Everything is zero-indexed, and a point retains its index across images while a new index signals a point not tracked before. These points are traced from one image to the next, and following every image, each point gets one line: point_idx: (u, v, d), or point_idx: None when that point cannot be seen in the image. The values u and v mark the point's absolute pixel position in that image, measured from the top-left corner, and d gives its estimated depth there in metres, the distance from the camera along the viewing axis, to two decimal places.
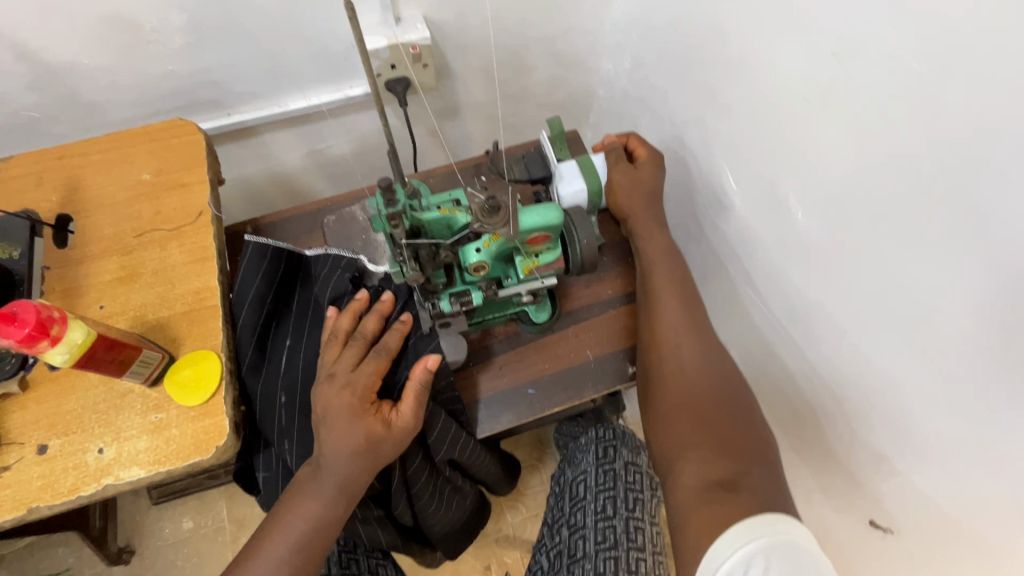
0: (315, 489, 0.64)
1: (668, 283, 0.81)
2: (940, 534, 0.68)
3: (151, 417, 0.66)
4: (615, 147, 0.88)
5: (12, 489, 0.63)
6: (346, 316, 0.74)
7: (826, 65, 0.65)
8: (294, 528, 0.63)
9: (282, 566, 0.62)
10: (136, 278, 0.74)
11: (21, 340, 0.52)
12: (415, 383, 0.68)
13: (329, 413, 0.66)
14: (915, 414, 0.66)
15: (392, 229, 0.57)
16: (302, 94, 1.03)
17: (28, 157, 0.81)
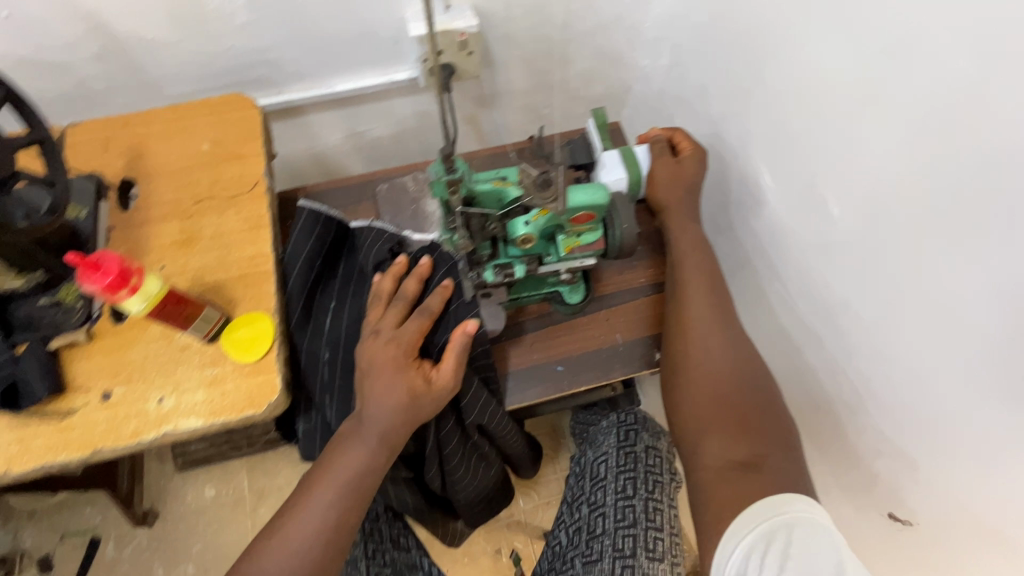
0: (358, 441, 0.67)
1: (699, 271, 0.83)
2: (963, 524, 0.69)
3: (207, 371, 0.70)
4: (658, 139, 0.91)
5: (78, 432, 0.67)
6: (389, 278, 0.77)
7: (873, 63, 0.67)
8: (338, 475, 0.66)
9: (331, 509, 0.65)
10: (195, 242, 0.78)
11: (104, 287, 0.58)
12: (456, 345, 0.71)
13: (374, 367, 0.69)
14: (940, 407, 0.67)
15: (450, 196, 0.61)
16: (350, 76, 1.07)
17: (95, 124, 0.85)
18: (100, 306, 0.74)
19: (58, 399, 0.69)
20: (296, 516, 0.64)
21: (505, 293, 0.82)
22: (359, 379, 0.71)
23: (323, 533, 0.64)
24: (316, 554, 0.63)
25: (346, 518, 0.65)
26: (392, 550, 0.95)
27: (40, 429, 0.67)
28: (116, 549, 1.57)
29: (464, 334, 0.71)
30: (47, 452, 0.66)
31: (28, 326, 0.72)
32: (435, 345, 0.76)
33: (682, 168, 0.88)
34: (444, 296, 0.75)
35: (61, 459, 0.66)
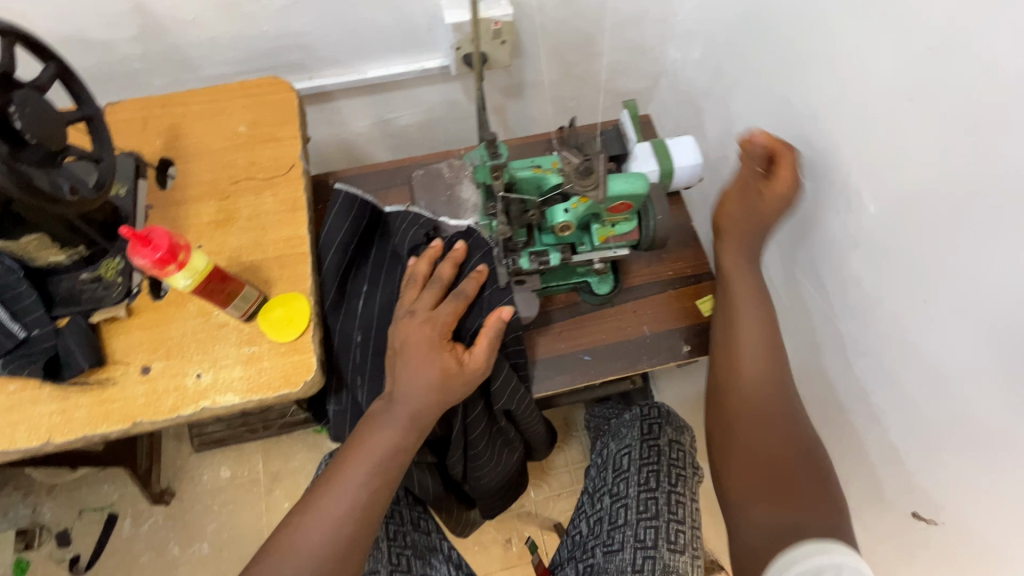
0: (389, 420, 0.68)
1: (757, 316, 0.81)
2: (990, 523, 0.68)
3: (245, 349, 0.71)
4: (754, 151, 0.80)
5: (118, 404, 0.69)
6: (424, 261, 0.77)
7: (919, 58, 0.66)
8: (369, 453, 0.67)
9: (362, 487, 0.66)
10: (232, 222, 0.79)
11: (154, 262, 0.60)
12: (490, 333, 0.72)
13: (407, 347, 0.70)
14: (967, 406, 0.67)
15: (494, 180, 0.65)
16: (382, 63, 1.07)
17: (134, 103, 0.86)
18: (139, 283, 0.75)
19: (98, 371, 0.70)
20: (327, 492, 0.65)
21: (540, 280, 0.83)
22: (393, 358, 0.72)
23: (355, 509, 0.65)
24: (348, 530, 0.64)
25: (378, 494, 0.66)
26: (413, 531, 0.95)
27: (81, 400, 0.69)
28: (134, 525, 1.57)
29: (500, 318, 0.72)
30: (88, 422, 0.68)
31: (69, 300, 0.73)
32: (469, 327, 0.76)
33: (783, 200, 0.78)
34: (480, 279, 0.75)
35: (101, 430, 0.68)
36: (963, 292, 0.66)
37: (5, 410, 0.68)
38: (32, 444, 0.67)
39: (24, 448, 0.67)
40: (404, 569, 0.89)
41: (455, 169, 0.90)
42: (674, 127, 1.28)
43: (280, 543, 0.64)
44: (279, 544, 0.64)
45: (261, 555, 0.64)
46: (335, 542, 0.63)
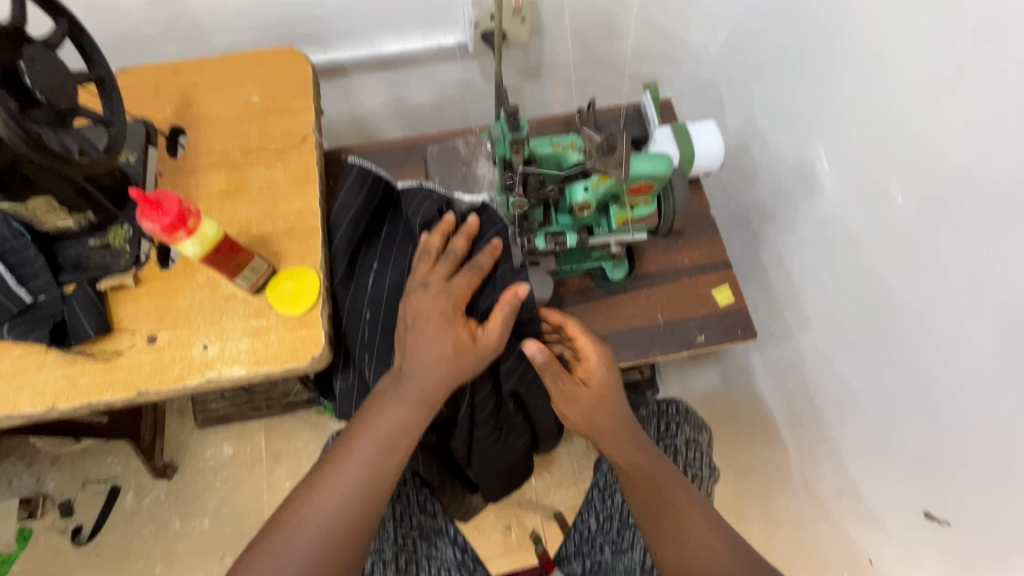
0: (397, 397, 0.66)
1: (616, 442, 0.74)
2: (990, 529, 0.66)
3: (252, 322, 0.70)
4: (548, 366, 0.72)
5: (124, 372, 0.68)
6: (437, 235, 0.75)
7: (960, 42, 0.65)
8: (378, 429, 0.65)
9: (370, 465, 0.64)
10: (242, 193, 0.77)
11: (163, 227, 0.59)
12: (502, 313, 0.69)
13: (419, 321, 0.68)
14: (983, 403, 0.65)
15: (512, 155, 0.63)
16: (398, 38, 1.05)
17: (146, 69, 0.85)
18: (146, 251, 0.74)
19: (104, 339, 0.69)
20: (334, 469, 0.63)
21: (556, 261, 0.83)
22: (405, 332, 0.70)
23: (361, 487, 0.63)
24: (355, 508, 0.62)
25: (386, 471, 0.64)
26: (420, 514, 0.94)
27: (86, 367, 0.68)
28: (136, 498, 1.58)
29: (514, 298, 0.70)
30: (93, 390, 0.67)
31: (77, 266, 0.72)
32: (483, 302, 0.75)
33: (598, 399, 0.74)
34: (495, 252, 0.74)
35: (107, 398, 0.67)
36: (983, 287, 0.64)
37: (9, 374, 0.67)
38: (36, 410, 0.66)
39: (28, 413, 0.66)
40: (409, 550, 0.90)
41: (472, 146, 0.89)
42: (693, 114, 1.25)
43: (285, 520, 0.61)
44: (285, 521, 0.61)
45: (266, 531, 0.62)
46: (343, 519, 0.61)
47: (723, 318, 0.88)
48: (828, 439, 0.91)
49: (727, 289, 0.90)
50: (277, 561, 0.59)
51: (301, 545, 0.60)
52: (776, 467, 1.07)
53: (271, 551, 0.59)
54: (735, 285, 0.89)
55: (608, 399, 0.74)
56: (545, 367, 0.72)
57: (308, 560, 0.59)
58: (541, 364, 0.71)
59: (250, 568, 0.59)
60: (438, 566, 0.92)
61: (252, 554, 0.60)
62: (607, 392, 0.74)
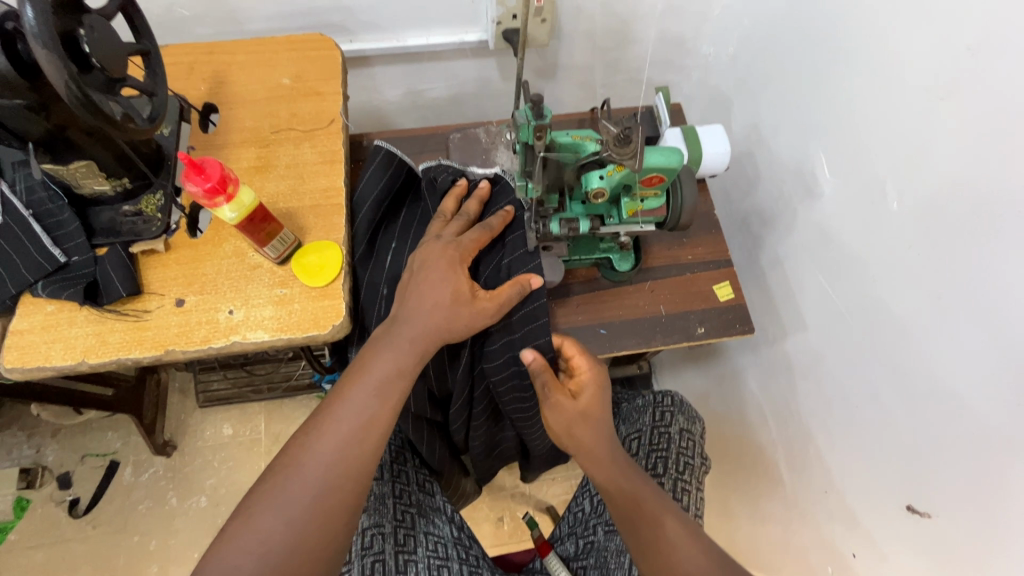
0: (391, 340, 0.69)
1: (591, 459, 0.76)
2: (970, 520, 0.69)
3: (277, 291, 0.74)
4: (540, 375, 0.77)
5: (152, 333, 0.71)
6: (451, 199, 0.82)
7: (956, 57, 0.69)
8: (372, 376, 0.67)
9: (363, 409, 0.64)
10: (270, 169, 0.81)
11: (204, 191, 0.63)
12: (512, 292, 0.75)
13: (426, 265, 0.73)
14: (963, 396, 0.70)
15: (535, 141, 0.68)
16: (422, 32, 1.09)
17: (183, 48, 0.88)
18: (177, 220, 0.77)
19: (134, 300, 0.73)
20: (330, 415, 0.64)
21: (567, 248, 0.88)
22: (409, 277, 0.74)
23: (358, 431, 0.63)
24: (356, 452, 0.62)
25: (383, 417, 0.65)
26: (418, 492, 0.96)
27: (116, 326, 0.71)
28: (134, 474, 1.53)
29: (526, 285, 0.76)
30: (121, 346, 0.70)
31: (109, 231, 0.76)
32: (490, 274, 0.81)
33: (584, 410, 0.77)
34: (506, 217, 0.81)
35: (134, 355, 0.70)
36: (972, 283, 0.68)
37: (42, 329, 0.70)
38: (66, 363, 0.69)
39: (58, 366, 0.69)
40: (407, 526, 0.90)
41: (491, 135, 0.95)
42: (700, 121, 1.30)
43: (285, 466, 0.61)
44: (284, 468, 0.61)
45: (265, 478, 0.61)
46: (344, 464, 0.61)
47: (722, 312, 0.93)
48: (820, 435, 0.95)
49: (728, 285, 0.94)
50: (278, 504, 0.58)
51: (301, 488, 0.59)
52: (769, 465, 1.10)
53: (273, 495, 0.59)
54: (735, 282, 0.94)
55: (591, 418, 0.77)
56: (536, 374, 0.77)
57: (311, 502, 0.59)
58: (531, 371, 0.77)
59: (251, 513, 0.58)
60: (435, 542, 0.92)
61: (250, 503, 0.59)
62: (589, 413, 0.77)
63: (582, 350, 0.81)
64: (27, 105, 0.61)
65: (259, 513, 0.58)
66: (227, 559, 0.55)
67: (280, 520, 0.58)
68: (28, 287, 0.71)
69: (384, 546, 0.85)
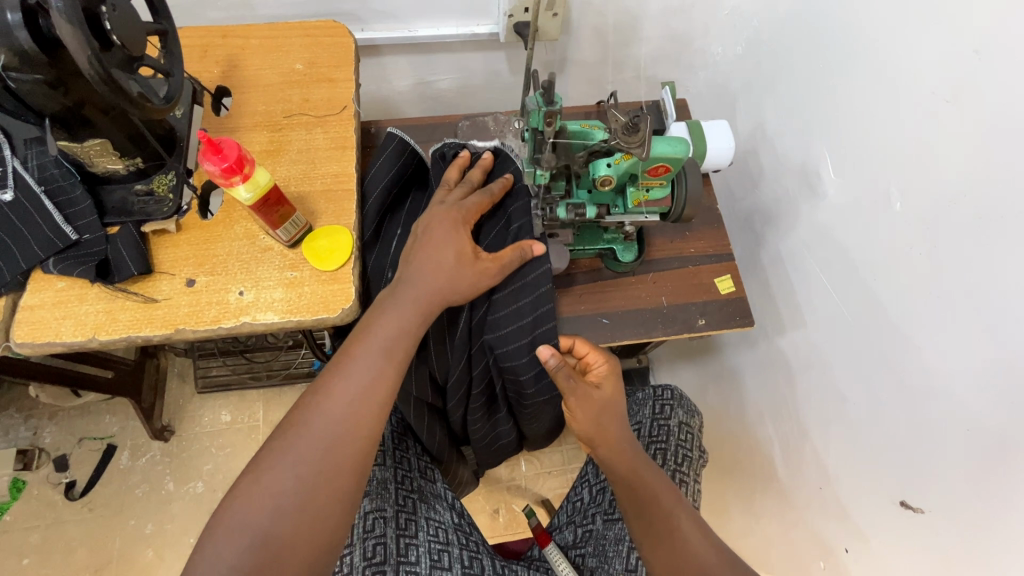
0: (396, 302, 0.71)
1: (614, 450, 0.77)
2: (962, 515, 0.71)
3: (287, 273, 0.74)
4: (561, 369, 0.75)
5: (162, 311, 0.72)
6: (454, 168, 0.83)
7: (964, 60, 0.70)
8: (375, 340, 0.68)
9: (370, 370, 0.66)
10: (282, 152, 0.81)
11: (221, 170, 0.64)
12: (513, 256, 0.78)
13: (431, 230, 0.75)
14: (960, 396, 0.71)
15: (545, 126, 0.69)
16: (434, 23, 1.10)
17: (197, 31, 0.89)
18: (188, 201, 0.78)
19: (145, 279, 0.73)
20: (334, 377, 0.65)
21: (572, 237, 0.90)
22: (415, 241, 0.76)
23: (361, 394, 0.64)
24: (361, 409, 0.63)
25: (382, 382, 0.66)
26: (420, 479, 0.98)
27: (127, 304, 0.72)
28: (131, 458, 1.52)
29: (528, 250, 0.79)
30: (132, 324, 0.71)
31: (121, 210, 0.76)
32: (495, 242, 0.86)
33: (609, 400, 0.79)
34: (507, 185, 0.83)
35: (144, 333, 0.71)
36: (972, 282, 0.69)
37: (52, 305, 0.71)
38: (77, 339, 0.70)
39: (68, 342, 0.70)
40: (408, 510, 0.91)
41: (500, 123, 0.95)
42: (705, 119, 1.31)
43: (293, 424, 0.62)
44: (292, 426, 0.62)
45: (274, 438, 0.62)
46: (346, 425, 0.62)
47: (724, 306, 0.94)
48: (815, 430, 0.96)
49: (729, 279, 0.96)
50: (286, 459, 0.59)
51: (306, 445, 0.60)
52: (765, 460, 1.11)
53: (281, 452, 0.60)
54: (735, 276, 0.96)
55: (613, 406, 0.79)
56: (557, 370, 0.75)
57: (315, 458, 0.60)
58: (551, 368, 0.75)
59: (260, 467, 0.59)
60: (436, 526, 0.92)
61: (258, 459, 0.60)
62: (610, 403, 0.79)
63: (593, 346, 0.84)
64: (45, 81, 0.61)
65: (267, 468, 0.59)
66: (237, 511, 0.56)
67: (288, 473, 0.58)
68: (40, 263, 0.72)
69: (385, 530, 0.86)
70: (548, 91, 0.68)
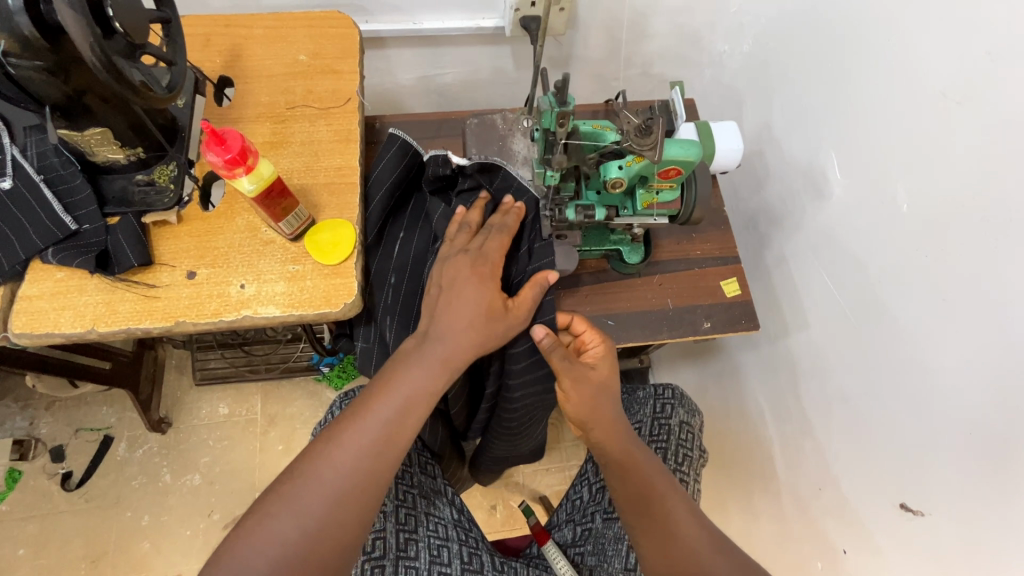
0: (421, 359, 0.69)
1: (609, 431, 0.77)
2: (964, 524, 0.70)
3: (289, 267, 0.74)
4: (556, 350, 0.76)
5: (162, 304, 0.71)
6: (476, 211, 0.83)
7: (975, 63, 0.69)
8: (400, 388, 0.67)
9: (387, 423, 0.65)
10: (285, 145, 0.81)
11: (225, 162, 0.64)
12: (533, 294, 0.77)
13: (458, 283, 0.74)
14: (960, 396, 0.71)
15: (557, 127, 0.69)
16: (439, 16, 1.09)
17: (200, 19, 0.88)
18: (189, 193, 0.77)
19: (145, 271, 0.72)
20: (368, 409, 0.65)
21: (581, 237, 0.89)
22: (439, 295, 0.75)
23: (384, 436, 0.64)
24: (387, 438, 0.64)
25: (405, 427, 0.66)
26: (420, 474, 0.97)
27: (127, 295, 0.71)
28: (129, 450, 1.51)
29: (543, 282, 0.78)
30: (132, 316, 0.70)
31: (121, 200, 0.75)
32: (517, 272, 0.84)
33: (605, 378, 0.79)
34: (520, 214, 0.82)
35: (144, 326, 0.70)
36: (977, 285, 0.69)
37: (50, 295, 0.70)
38: (76, 330, 0.69)
39: (67, 333, 0.69)
40: (408, 506, 0.90)
41: (507, 122, 0.92)
42: (710, 118, 1.30)
43: (326, 446, 0.62)
44: (323, 450, 0.62)
45: (283, 479, 0.61)
46: (362, 474, 0.62)
47: (728, 307, 0.94)
48: (816, 432, 0.96)
49: (734, 281, 0.96)
50: (314, 486, 0.60)
51: (333, 472, 0.61)
52: (764, 461, 1.11)
53: (308, 477, 0.60)
54: (740, 277, 0.96)
55: (607, 386, 0.80)
56: (550, 350, 0.76)
57: (343, 490, 0.60)
58: (546, 348, 0.76)
59: (286, 492, 0.59)
60: (436, 522, 0.93)
61: (284, 481, 0.61)
62: (607, 387, 0.79)
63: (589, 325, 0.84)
64: (46, 68, 0.60)
65: (295, 493, 0.59)
66: (246, 550, 0.56)
67: (317, 500, 0.59)
68: (39, 253, 0.71)
69: (385, 524, 0.86)
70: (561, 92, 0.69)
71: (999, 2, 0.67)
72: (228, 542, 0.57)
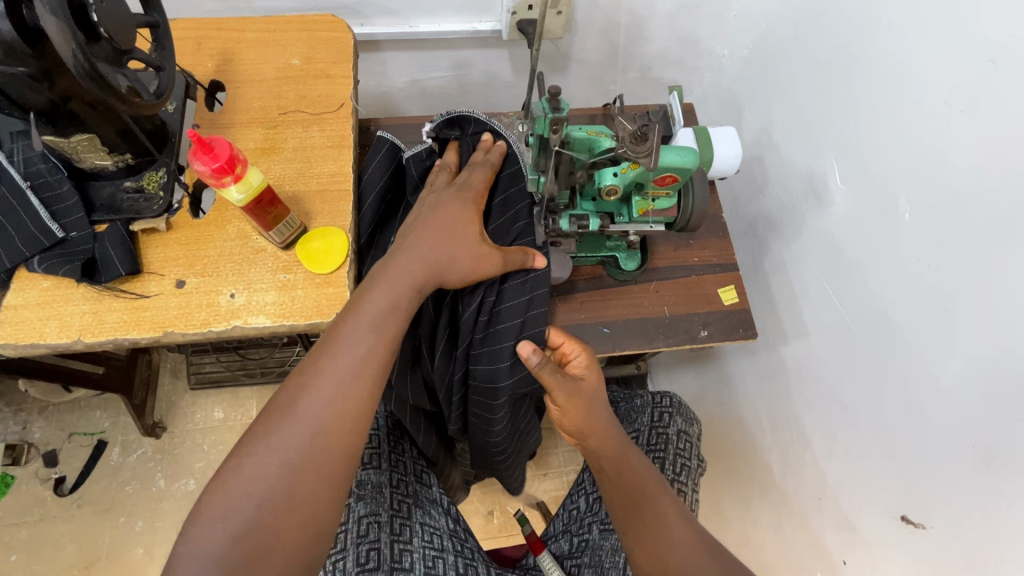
0: (384, 279, 0.69)
1: (604, 439, 0.75)
2: (965, 535, 0.69)
3: (280, 276, 0.72)
4: (545, 366, 0.73)
5: (150, 314, 0.69)
6: (452, 153, 0.86)
7: (980, 71, 0.68)
8: (367, 309, 0.65)
9: (360, 342, 0.63)
10: (277, 151, 0.79)
11: (212, 170, 0.62)
12: (518, 258, 0.78)
13: (435, 210, 0.77)
14: (960, 396, 0.70)
15: (550, 133, 0.68)
16: (435, 20, 1.08)
17: (192, 22, 0.86)
18: (179, 200, 0.76)
19: (132, 280, 0.71)
20: (340, 332, 0.63)
21: (575, 245, 0.89)
22: (416, 217, 0.77)
23: (358, 364, 0.62)
24: (369, 374, 0.62)
25: (380, 348, 0.64)
26: (414, 483, 0.97)
27: (113, 305, 0.69)
28: (122, 455, 1.50)
29: (529, 257, 0.80)
30: (119, 327, 0.68)
31: (109, 207, 0.74)
32: (499, 214, 0.85)
33: (593, 392, 0.77)
34: (502, 151, 0.84)
35: (131, 336, 0.68)
36: (982, 293, 0.67)
37: (36, 304, 0.68)
38: (62, 340, 0.67)
39: (52, 343, 0.67)
40: (402, 515, 0.90)
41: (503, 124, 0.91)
42: (710, 122, 1.29)
43: (303, 382, 0.60)
44: (299, 385, 0.60)
45: (261, 416, 0.59)
46: (339, 404, 0.59)
47: (726, 316, 0.93)
48: (814, 444, 0.95)
49: (732, 289, 0.95)
50: (295, 420, 0.57)
51: (310, 403, 0.58)
52: (762, 469, 1.10)
53: (288, 412, 0.58)
54: (740, 286, 0.95)
55: (596, 396, 0.77)
56: (540, 367, 0.73)
57: (324, 420, 0.58)
58: (534, 366, 0.72)
59: (266, 427, 0.57)
60: (430, 532, 0.91)
61: (261, 422, 0.58)
62: (596, 394, 0.77)
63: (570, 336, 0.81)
64: (30, 74, 0.59)
65: (274, 429, 0.57)
66: (224, 493, 0.53)
67: (296, 436, 0.57)
68: (25, 262, 0.69)
69: (379, 535, 0.85)
70: (555, 98, 0.68)
71: (1007, 11, 0.65)
72: (210, 488, 0.54)
